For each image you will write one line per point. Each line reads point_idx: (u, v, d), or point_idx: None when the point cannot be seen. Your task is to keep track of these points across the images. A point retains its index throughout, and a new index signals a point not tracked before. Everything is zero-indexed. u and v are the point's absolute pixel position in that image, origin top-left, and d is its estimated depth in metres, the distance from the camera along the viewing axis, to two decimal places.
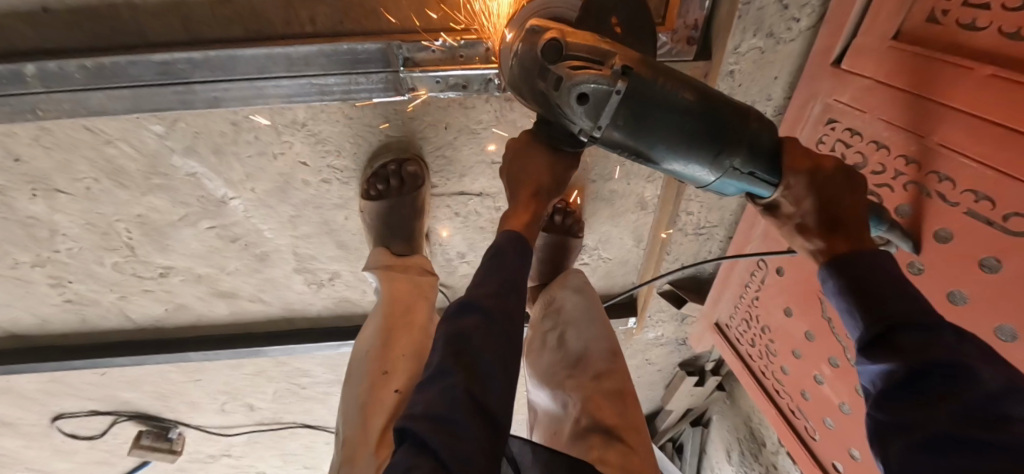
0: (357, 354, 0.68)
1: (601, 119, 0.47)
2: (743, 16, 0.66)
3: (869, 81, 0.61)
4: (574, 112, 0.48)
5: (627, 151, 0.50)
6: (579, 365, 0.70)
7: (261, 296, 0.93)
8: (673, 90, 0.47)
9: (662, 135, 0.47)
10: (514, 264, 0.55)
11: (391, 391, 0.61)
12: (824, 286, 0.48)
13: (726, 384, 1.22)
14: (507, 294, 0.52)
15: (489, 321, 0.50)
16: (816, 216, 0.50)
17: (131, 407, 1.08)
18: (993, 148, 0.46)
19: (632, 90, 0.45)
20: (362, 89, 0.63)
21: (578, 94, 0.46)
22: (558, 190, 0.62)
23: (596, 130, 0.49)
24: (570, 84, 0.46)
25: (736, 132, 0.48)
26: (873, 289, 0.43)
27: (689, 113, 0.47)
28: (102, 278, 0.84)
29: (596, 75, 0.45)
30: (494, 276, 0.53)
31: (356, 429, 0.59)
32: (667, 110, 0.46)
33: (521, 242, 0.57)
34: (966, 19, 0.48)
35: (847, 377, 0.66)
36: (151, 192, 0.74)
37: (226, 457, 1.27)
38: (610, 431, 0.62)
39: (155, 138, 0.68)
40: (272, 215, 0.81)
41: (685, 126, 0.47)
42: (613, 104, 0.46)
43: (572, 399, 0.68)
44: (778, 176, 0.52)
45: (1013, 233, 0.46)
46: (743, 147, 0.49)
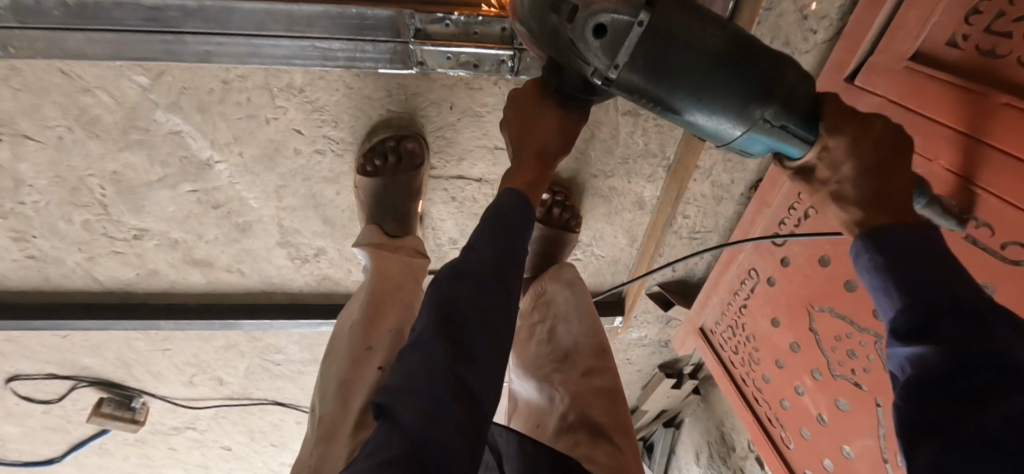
0: (339, 331, 0.65)
1: (619, 56, 0.42)
2: (762, 22, 0.66)
3: (880, 99, 0.61)
4: (588, 47, 0.43)
5: (646, 99, 0.45)
6: (568, 360, 0.69)
7: (239, 268, 0.89)
8: (700, 28, 0.42)
9: (685, 77, 0.42)
10: (514, 231, 0.52)
11: (375, 368, 0.59)
12: (859, 262, 0.42)
13: (701, 387, 1.24)
14: (503, 264, 0.49)
15: (475, 292, 0.47)
16: (857, 183, 0.45)
17: (91, 373, 1.03)
18: (999, 177, 0.46)
19: (654, 24, 0.41)
20: (368, 58, 0.61)
21: (595, 26, 0.42)
22: (563, 151, 0.60)
23: (612, 70, 0.44)
24: (585, 13, 0.41)
25: (768, 79, 0.43)
26: (916, 267, 0.37)
27: (716, 54, 0.42)
28: (68, 235, 0.79)
29: (617, 4, 0.40)
30: (484, 243, 0.50)
31: (334, 406, 0.56)
32: (693, 52, 0.42)
33: (522, 202, 0.54)
34: (986, 46, 0.48)
35: (829, 390, 0.68)
36: (129, 147, 0.70)
37: (190, 430, 1.22)
38: (599, 430, 0.61)
39: (137, 90, 0.63)
40: (257, 183, 0.77)
41: (711, 69, 0.42)
42: (633, 39, 0.41)
43: (559, 393, 0.67)
44: (813, 133, 0.46)
45: (1010, 262, 0.47)
46: (775, 98, 0.44)
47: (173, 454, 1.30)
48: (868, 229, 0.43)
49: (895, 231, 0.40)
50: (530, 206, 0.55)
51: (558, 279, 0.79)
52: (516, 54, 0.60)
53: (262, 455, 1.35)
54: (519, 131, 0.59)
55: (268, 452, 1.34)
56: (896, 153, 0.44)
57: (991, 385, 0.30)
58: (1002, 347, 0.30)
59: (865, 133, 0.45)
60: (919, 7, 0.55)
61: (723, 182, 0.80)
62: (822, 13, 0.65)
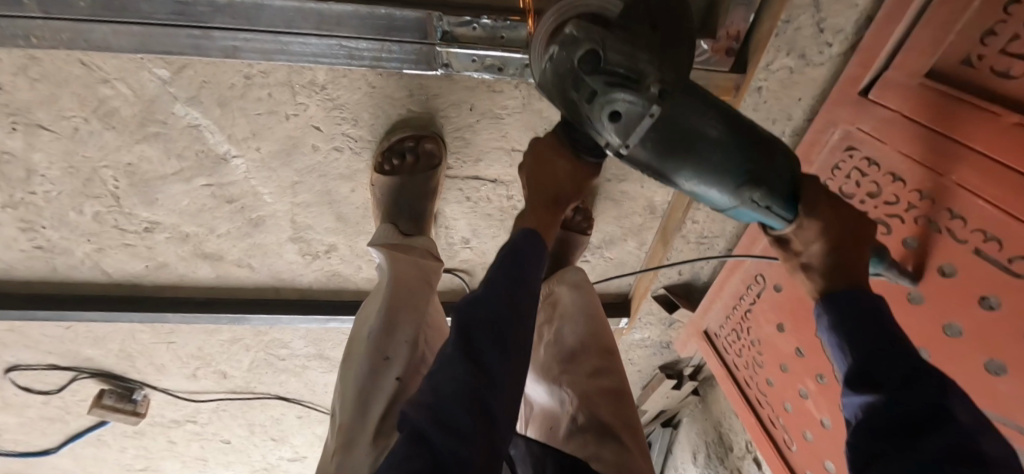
0: (357, 337, 0.64)
1: (630, 139, 0.45)
2: (779, 35, 0.67)
3: (893, 113, 0.62)
4: (602, 126, 0.45)
5: (648, 171, 0.48)
6: (575, 361, 0.70)
7: (249, 262, 0.89)
8: (706, 118, 0.44)
9: (686, 162, 0.45)
10: (529, 267, 0.49)
11: (392, 379, 0.59)
12: (818, 321, 0.45)
13: (700, 388, 1.26)
14: (519, 294, 0.47)
15: (497, 321, 0.44)
16: (823, 258, 0.48)
17: (93, 365, 1.02)
18: (1010, 194, 0.48)
19: (665, 115, 0.43)
20: (394, 58, 0.61)
21: (610, 111, 0.43)
22: (574, 197, 0.58)
23: (622, 148, 0.46)
24: (605, 99, 0.43)
25: (760, 167, 0.46)
26: (859, 322, 0.40)
27: (718, 142, 0.44)
28: (78, 226, 0.78)
29: (632, 95, 0.42)
30: (505, 273, 0.47)
31: (354, 415, 0.56)
32: (697, 139, 0.44)
33: (538, 244, 0.51)
34: (1001, 67, 0.50)
35: (833, 394, 0.70)
36: (145, 140, 0.69)
37: (190, 423, 1.22)
38: (608, 430, 0.61)
39: (158, 83, 0.63)
40: (273, 178, 0.77)
41: (712, 156, 0.45)
42: (643, 128, 0.44)
43: (568, 395, 0.68)
44: (793, 213, 0.49)
45: (1016, 275, 0.50)
46: (766, 181, 0.46)
47: (172, 446, 1.29)
48: (823, 296, 0.46)
49: (845, 294, 0.44)
50: (545, 246, 0.52)
51: (565, 281, 0.80)
52: None
53: (262, 449, 1.35)
54: (533, 177, 0.57)
55: (267, 446, 1.34)
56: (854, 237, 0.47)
57: (918, 421, 0.32)
58: (927, 386, 0.33)
59: (835, 217, 0.48)
60: (934, 26, 0.56)
61: None
62: (837, 28, 0.66)
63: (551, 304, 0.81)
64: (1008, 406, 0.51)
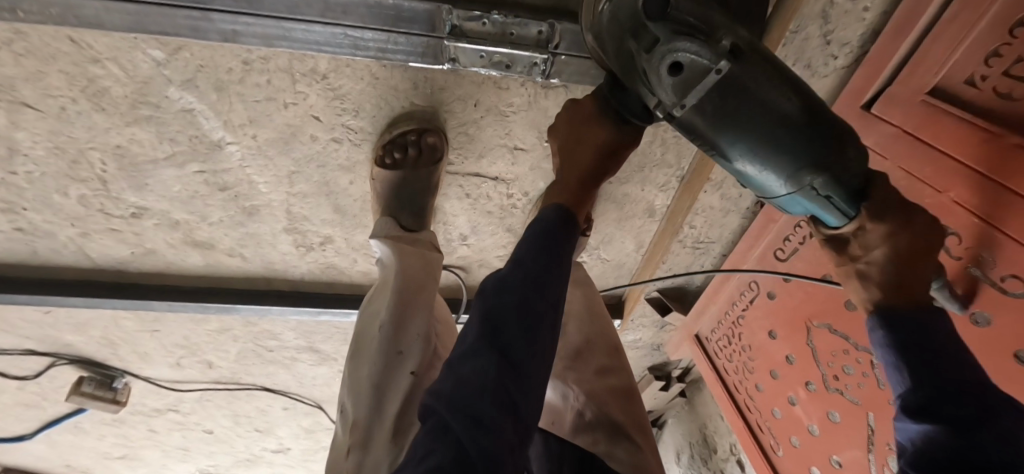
0: (368, 332, 0.62)
1: (687, 98, 0.43)
2: (788, 44, 0.67)
3: (896, 129, 0.63)
4: (660, 82, 0.43)
5: (699, 138, 0.46)
6: (581, 358, 0.69)
7: (240, 252, 0.87)
8: (774, 86, 0.42)
9: (746, 131, 0.43)
10: (556, 251, 0.46)
11: (406, 374, 0.57)
12: (871, 335, 0.43)
13: (688, 390, 1.28)
14: (546, 282, 0.44)
15: (527, 304, 0.42)
16: (884, 267, 0.45)
17: (72, 351, 0.99)
18: (1009, 216, 0.50)
19: (732, 75, 0.41)
20: (400, 50, 0.60)
21: (671, 63, 0.42)
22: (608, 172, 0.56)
23: (677, 108, 0.44)
24: (667, 48, 0.41)
25: (829, 144, 0.43)
26: (925, 345, 0.38)
27: (785, 111, 0.42)
28: (62, 209, 0.75)
29: (699, 45, 0.41)
30: (538, 254, 0.46)
31: (368, 412, 0.54)
32: (764, 103, 0.42)
33: (569, 222, 0.49)
34: (1003, 88, 0.51)
35: (822, 402, 0.71)
36: (136, 122, 0.67)
37: (172, 412, 1.19)
38: (620, 427, 0.60)
39: (152, 64, 0.60)
40: (270, 167, 0.75)
41: (777, 126, 0.42)
42: (706, 85, 0.42)
43: (573, 392, 0.66)
44: (855, 208, 0.47)
45: (1007, 293, 0.51)
46: (833, 166, 0.44)
47: (153, 435, 1.27)
48: (878, 308, 0.44)
49: (907, 311, 0.41)
50: (576, 231, 0.50)
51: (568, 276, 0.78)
52: (549, 58, 0.60)
53: (245, 440, 1.33)
54: (566, 154, 0.55)
55: (251, 437, 1.31)
56: (928, 248, 0.44)
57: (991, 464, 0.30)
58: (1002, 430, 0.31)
59: (906, 225, 0.45)
60: (941, 42, 0.57)
61: (732, 195, 0.82)
62: (844, 40, 0.67)
63: None
64: None
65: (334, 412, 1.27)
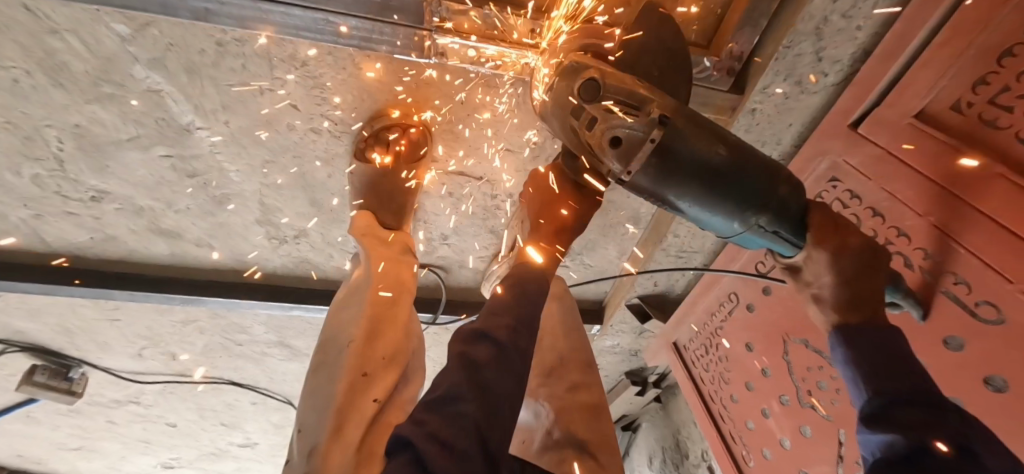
0: (335, 346, 0.58)
1: (631, 163, 0.46)
2: (780, 58, 0.66)
3: (881, 150, 0.63)
4: (604, 154, 0.47)
5: (652, 197, 0.48)
6: (554, 373, 0.66)
7: (209, 242, 0.83)
8: (705, 146, 0.46)
9: (689, 188, 0.46)
10: (532, 301, 0.47)
11: (370, 401, 0.52)
12: (833, 353, 0.41)
13: (663, 396, 1.28)
14: (521, 332, 0.43)
15: (503, 356, 0.41)
16: (835, 291, 0.44)
17: (25, 338, 0.94)
18: (989, 243, 0.50)
19: (665, 141, 0.45)
20: (384, 41, 0.57)
21: (612, 137, 0.46)
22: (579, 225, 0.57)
23: (624, 174, 0.47)
24: (605, 126, 0.45)
25: (760, 191, 0.47)
26: (885, 357, 0.37)
27: (719, 168, 0.46)
28: (15, 188, 0.71)
29: (632, 121, 0.45)
30: (512, 307, 0.45)
31: (327, 437, 0.48)
32: (698, 163, 0.45)
33: (542, 278, 0.50)
34: (989, 115, 0.51)
35: (795, 416, 0.72)
36: (98, 101, 0.62)
37: (133, 404, 1.15)
38: (584, 448, 0.58)
39: (116, 40, 0.56)
40: (243, 155, 0.71)
41: (714, 183, 0.46)
42: (645, 152, 0.45)
43: (544, 409, 0.63)
44: (801, 238, 0.49)
45: (981, 319, 0.52)
46: (768, 209, 0.47)
47: (111, 427, 1.21)
48: (837, 326, 0.43)
49: (864, 329, 0.40)
50: (548, 280, 0.51)
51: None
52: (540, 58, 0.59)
53: (210, 434, 1.28)
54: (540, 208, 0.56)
55: (217, 431, 1.27)
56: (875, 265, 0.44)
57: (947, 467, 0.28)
58: (959, 433, 0.30)
59: (844, 247, 0.46)
60: (929, 68, 0.57)
61: None
62: (835, 58, 0.66)
63: None
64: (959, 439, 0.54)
65: None
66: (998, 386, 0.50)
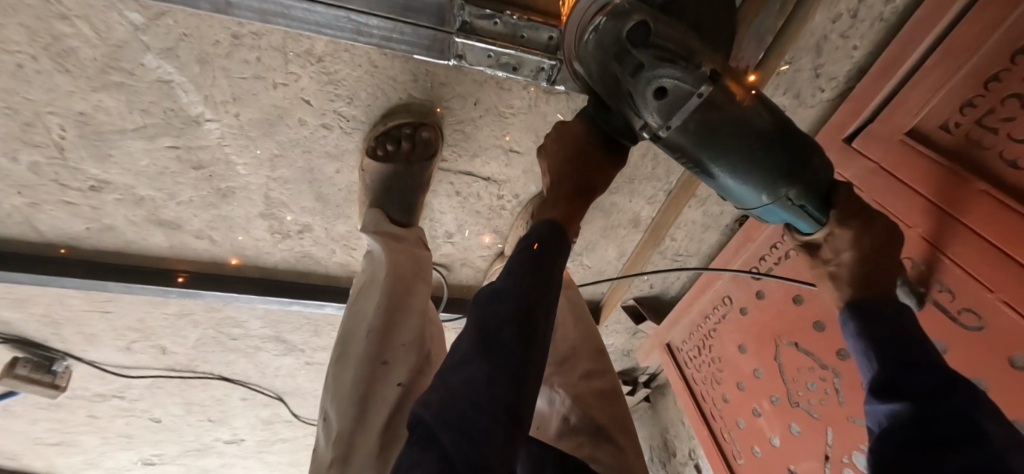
0: (354, 334, 0.59)
1: (672, 119, 0.44)
2: (781, 74, 0.71)
3: (873, 165, 0.67)
4: (645, 104, 0.44)
5: (685, 158, 0.48)
6: (568, 362, 0.68)
7: (209, 235, 0.82)
8: (752, 110, 0.44)
9: (729, 152, 0.45)
10: (547, 261, 0.44)
11: (392, 385, 0.54)
12: (843, 328, 0.47)
13: (652, 395, 1.31)
14: (540, 293, 0.41)
15: (521, 319, 0.39)
16: (852, 268, 0.48)
17: (8, 329, 0.91)
18: (974, 254, 0.54)
19: (712, 97, 0.43)
20: (404, 41, 0.57)
21: (657, 87, 0.42)
22: (600, 180, 0.53)
23: (662, 129, 0.45)
24: (652, 74, 0.41)
25: (798, 162, 0.47)
26: (889, 335, 0.42)
27: (763, 132, 0.45)
28: (9, 175, 0.68)
29: (682, 71, 0.41)
30: (527, 272, 0.42)
31: (354, 424, 0.51)
32: (745, 123, 0.44)
33: (559, 237, 0.47)
34: (975, 136, 0.55)
35: (784, 415, 0.76)
36: (104, 89, 0.61)
37: (117, 399, 1.12)
38: (602, 431, 0.60)
39: (128, 28, 0.55)
40: (250, 147, 0.70)
41: (755, 148, 0.45)
42: (689, 107, 0.43)
43: (559, 396, 0.65)
44: (824, 215, 0.50)
45: (963, 324, 0.56)
46: (802, 179, 0.47)
47: (92, 421, 1.18)
48: (846, 303, 0.47)
49: (874, 305, 0.45)
50: (568, 247, 0.47)
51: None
52: (556, 64, 0.60)
53: (196, 429, 1.26)
54: (564, 167, 0.52)
55: (203, 427, 1.25)
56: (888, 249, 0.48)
57: (949, 438, 0.34)
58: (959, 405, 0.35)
59: (864, 226, 0.49)
60: (920, 88, 0.61)
61: (714, 212, 0.85)
62: (832, 74, 0.70)
63: None
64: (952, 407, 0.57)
65: (295, 404, 1.23)
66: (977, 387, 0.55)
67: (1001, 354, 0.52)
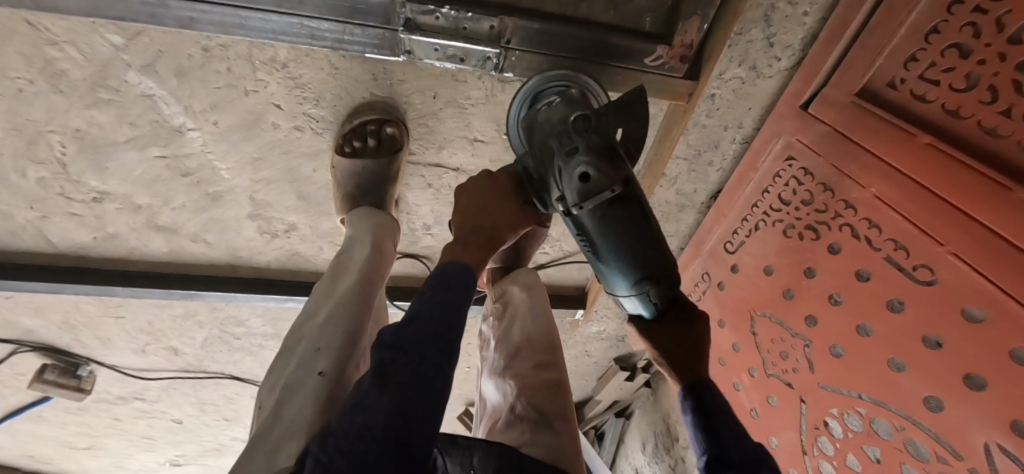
0: (298, 333, 0.52)
1: (585, 202, 0.49)
2: (732, 46, 0.69)
3: (827, 128, 0.67)
4: (568, 181, 0.49)
5: (584, 235, 0.51)
6: (519, 354, 0.60)
7: (204, 237, 0.88)
8: (646, 214, 0.50)
9: (621, 241, 0.49)
10: (458, 297, 0.39)
11: (313, 374, 0.45)
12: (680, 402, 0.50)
13: (653, 381, 1.31)
14: (446, 335, 0.36)
15: (426, 358, 0.34)
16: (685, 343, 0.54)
17: (34, 337, 0.99)
18: (923, 210, 0.54)
19: (623, 196, 0.49)
20: (355, 41, 0.61)
21: (581, 172, 0.49)
22: (512, 233, 0.51)
23: (574, 207, 0.50)
24: (581, 162, 0.49)
25: (668, 269, 0.50)
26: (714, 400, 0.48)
27: (651, 233, 0.50)
28: (22, 191, 0.76)
29: (604, 168, 0.48)
30: (440, 312, 0.37)
31: (265, 421, 0.41)
32: (640, 219, 0.49)
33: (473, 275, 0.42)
34: (919, 91, 0.55)
35: (763, 387, 0.77)
36: (95, 105, 0.67)
37: (138, 401, 1.20)
38: (543, 418, 0.51)
39: (111, 48, 0.61)
40: (232, 153, 0.76)
41: (645, 243, 0.49)
42: (602, 197, 0.48)
43: (510, 388, 0.57)
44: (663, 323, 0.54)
45: (920, 282, 0.55)
46: (664, 280, 0.50)
47: (117, 423, 1.26)
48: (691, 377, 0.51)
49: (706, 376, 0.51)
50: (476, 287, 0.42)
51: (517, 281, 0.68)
52: (501, 52, 0.63)
53: (213, 429, 1.33)
54: (473, 208, 0.50)
55: (219, 426, 1.32)
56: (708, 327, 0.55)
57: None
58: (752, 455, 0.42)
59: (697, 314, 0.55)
60: (867, 49, 0.61)
61: (687, 191, 0.89)
62: (786, 43, 0.69)
63: (498, 297, 0.70)
64: (892, 396, 0.57)
65: None
66: (932, 344, 0.53)
67: (954, 308, 0.51)
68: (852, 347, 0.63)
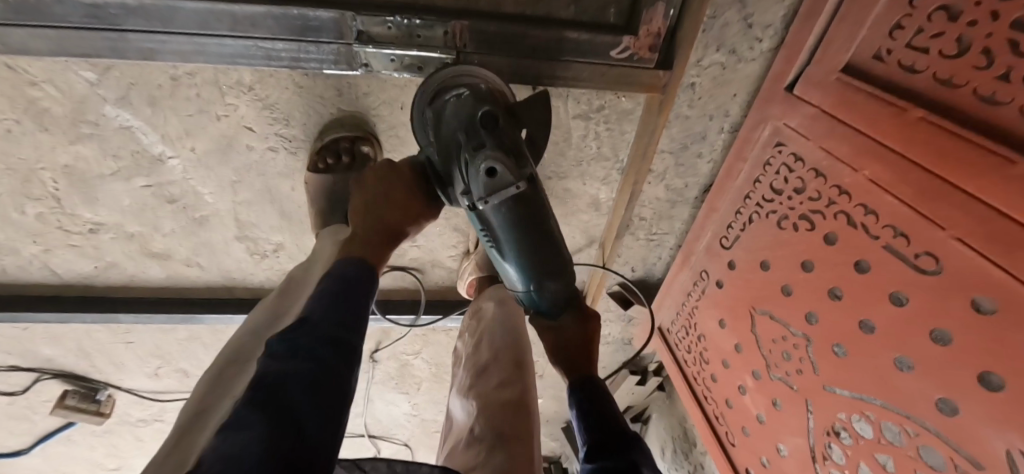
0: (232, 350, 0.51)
1: (492, 196, 0.52)
2: (707, 31, 0.64)
3: (814, 109, 0.62)
4: (476, 175, 0.52)
5: (487, 227, 0.56)
6: (484, 371, 0.59)
7: (197, 261, 0.90)
8: (545, 213, 0.56)
9: (518, 239, 0.55)
10: (349, 306, 0.44)
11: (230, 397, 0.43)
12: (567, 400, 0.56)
13: (666, 384, 1.26)
14: (331, 346, 0.39)
15: (309, 367, 0.37)
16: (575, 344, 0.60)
17: (54, 365, 1.03)
18: (923, 193, 0.48)
19: (524, 193, 0.54)
20: (312, 58, 0.61)
21: (488, 168, 0.51)
22: (410, 226, 0.59)
23: (482, 201, 0.53)
24: (488, 157, 0.51)
25: (559, 265, 0.58)
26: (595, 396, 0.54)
27: (547, 232, 0.56)
28: (23, 226, 0.79)
29: (508, 164, 0.51)
30: (327, 314, 0.42)
31: (170, 444, 0.40)
32: (539, 217, 0.55)
33: (368, 273, 0.49)
34: (908, 61, 0.50)
35: (766, 389, 0.73)
36: (79, 141, 0.70)
37: (157, 422, 1.24)
38: (499, 438, 0.48)
39: (86, 84, 0.63)
40: (212, 178, 0.77)
41: (540, 242, 0.56)
42: (507, 193, 0.52)
43: (472, 406, 0.55)
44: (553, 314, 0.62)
45: (921, 271, 0.49)
46: (555, 274, 0.58)
47: (141, 444, 1.31)
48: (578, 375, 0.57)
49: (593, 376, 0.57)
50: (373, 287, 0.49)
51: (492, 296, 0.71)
52: (457, 57, 0.63)
53: None
54: (370, 204, 0.56)
55: None
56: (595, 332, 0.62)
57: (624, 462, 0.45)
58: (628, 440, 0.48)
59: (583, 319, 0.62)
60: (847, 22, 0.56)
61: (677, 186, 0.85)
62: (766, 23, 0.64)
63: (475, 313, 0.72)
64: (894, 396, 0.52)
65: None
66: (943, 340, 0.47)
67: (961, 298, 0.45)
68: (856, 345, 0.57)
